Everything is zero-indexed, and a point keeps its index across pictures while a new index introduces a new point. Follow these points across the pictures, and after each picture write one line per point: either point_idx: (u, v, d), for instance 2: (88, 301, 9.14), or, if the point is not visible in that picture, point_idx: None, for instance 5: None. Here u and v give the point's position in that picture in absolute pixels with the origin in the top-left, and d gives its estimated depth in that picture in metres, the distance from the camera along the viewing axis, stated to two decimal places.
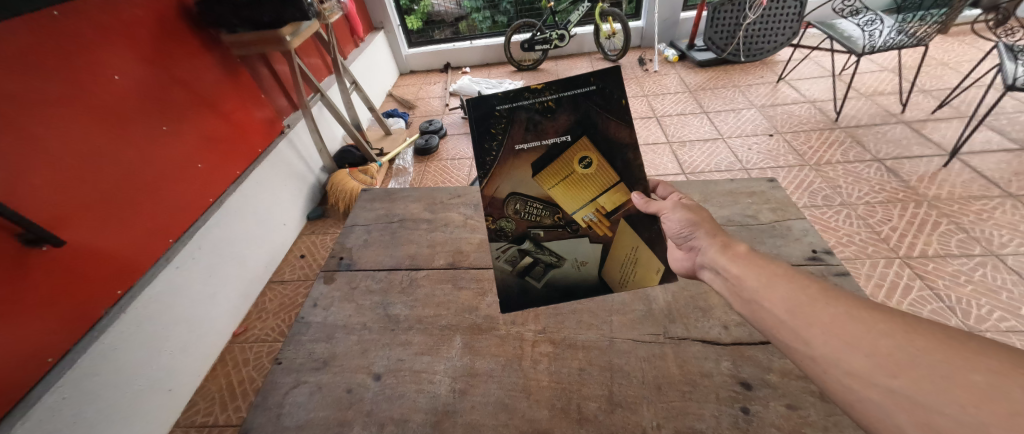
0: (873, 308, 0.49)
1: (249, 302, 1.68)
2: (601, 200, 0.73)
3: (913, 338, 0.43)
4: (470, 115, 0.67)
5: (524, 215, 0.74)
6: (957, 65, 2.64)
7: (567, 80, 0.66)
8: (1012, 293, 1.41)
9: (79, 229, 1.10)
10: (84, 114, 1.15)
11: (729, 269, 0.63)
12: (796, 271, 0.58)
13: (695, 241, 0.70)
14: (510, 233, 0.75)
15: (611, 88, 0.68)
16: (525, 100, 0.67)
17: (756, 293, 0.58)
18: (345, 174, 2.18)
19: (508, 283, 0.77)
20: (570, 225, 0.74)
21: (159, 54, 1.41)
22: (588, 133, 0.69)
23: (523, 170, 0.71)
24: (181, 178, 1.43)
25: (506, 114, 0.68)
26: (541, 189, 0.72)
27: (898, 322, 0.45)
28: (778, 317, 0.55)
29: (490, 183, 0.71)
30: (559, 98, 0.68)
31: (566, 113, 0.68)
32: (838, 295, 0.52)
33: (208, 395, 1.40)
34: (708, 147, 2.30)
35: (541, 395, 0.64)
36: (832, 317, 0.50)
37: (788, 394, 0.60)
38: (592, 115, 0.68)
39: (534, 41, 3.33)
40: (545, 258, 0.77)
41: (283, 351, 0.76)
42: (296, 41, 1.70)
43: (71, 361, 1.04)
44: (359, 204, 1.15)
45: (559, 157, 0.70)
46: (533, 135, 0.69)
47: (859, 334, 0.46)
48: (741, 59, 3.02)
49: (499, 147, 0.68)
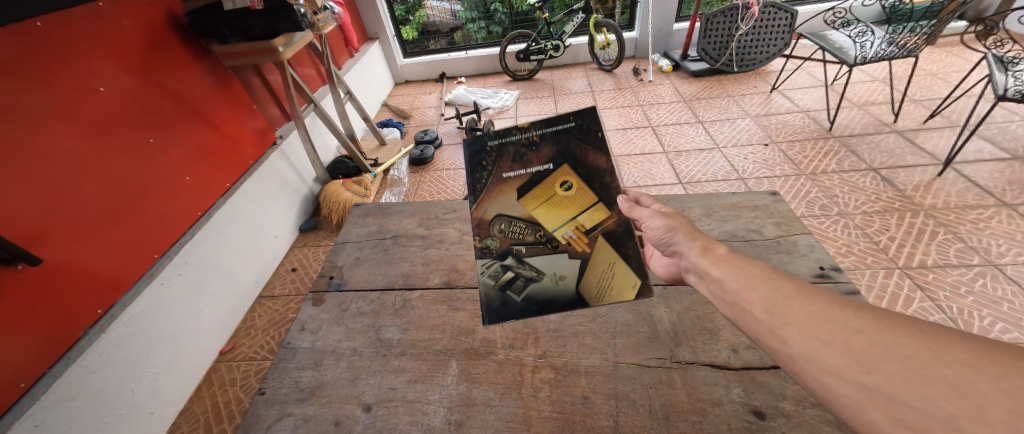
0: (845, 302, 0.46)
1: (237, 318, 1.62)
2: (580, 218, 0.71)
3: (885, 334, 0.41)
4: (462, 150, 0.68)
5: (508, 232, 0.72)
6: (945, 75, 2.68)
7: (547, 118, 0.66)
8: (1014, 304, 1.39)
9: (59, 246, 1.06)
10: (66, 126, 1.11)
11: (711, 272, 0.59)
12: (773, 270, 0.54)
13: (679, 246, 0.65)
14: (494, 250, 0.72)
15: (590, 122, 0.67)
16: (512, 135, 0.67)
17: (737, 294, 0.54)
18: (338, 185, 2.13)
19: (490, 297, 0.73)
20: (549, 242, 0.72)
21: (148, 65, 1.37)
22: (569, 161, 0.68)
23: (508, 194, 0.69)
24: (169, 192, 1.38)
25: (494, 147, 0.67)
26: (525, 210, 0.70)
27: (869, 316, 0.43)
28: (757, 318, 0.51)
29: (478, 206, 0.70)
30: (542, 132, 0.67)
31: (549, 145, 0.68)
32: (814, 292, 0.49)
33: (193, 417, 1.34)
34: (704, 157, 2.29)
35: (542, 427, 0.61)
36: (809, 316, 0.46)
37: (802, 424, 0.57)
38: (572, 146, 0.68)
39: (529, 52, 3.34)
40: (526, 272, 0.73)
41: (267, 379, 0.72)
42: (290, 51, 1.67)
43: (45, 386, 0.98)
44: (351, 219, 1.12)
45: (542, 183, 0.69)
46: (517, 163, 0.68)
47: (834, 331, 0.43)
48: (735, 69, 3.04)
49: (487, 177, 0.68)
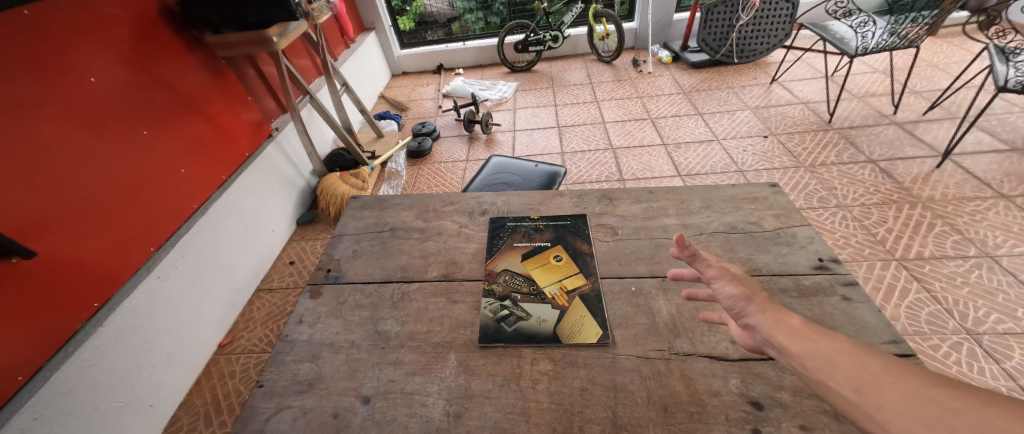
0: (946, 383, 0.40)
1: (235, 312, 1.62)
2: (566, 281, 0.82)
3: (994, 417, 0.35)
4: (489, 226, 1.00)
5: (510, 282, 0.84)
6: (946, 66, 2.67)
7: (553, 217, 1.01)
8: (1009, 295, 1.40)
9: (53, 239, 1.05)
10: (59, 118, 1.09)
11: (786, 347, 0.52)
12: (858, 345, 0.49)
13: (749, 319, 0.58)
14: (496, 294, 0.82)
15: (580, 223, 0.98)
16: (527, 223, 1.00)
17: (817, 373, 0.48)
18: (335, 178, 2.11)
19: (489, 325, 0.75)
20: (539, 294, 0.80)
21: (140, 55, 1.35)
22: (562, 244, 0.92)
23: (514, 257, 0.90)
24: (163, 185, 1.37)
25: (512, 227, 0.99)
26: (524, 268, 0.86)
27: (976, 399, 0.38)
28: (846, 399, 0.45)
29: (493, 261, 0.89)
30: (547, 224, 0.99)
31: (549, 231, 0.96)
32: (906, 370, 0.43)
33: (192, 409, 1.34)
34: (703, 149, 2.28)
35: (541, 418, 0.61)
36: (904, 398, 0.41)
37: (800, 414, 0.57)
38: (565, 236, 0.95)
39: (528, 43, 3.30)
40: (518, 311, 0.77)
41: (265, 372, 0.72)
42: (283, 42, 1.65)
43: (43, 379, 0.98)
44: (348, 212, 1.11)
45: (541, 253, 0.90)
46: (525, 238, 0.95)
47: (935, 414, 0.38)
48: (734, 60, 3.02)
49: (502, 243, 0.94)
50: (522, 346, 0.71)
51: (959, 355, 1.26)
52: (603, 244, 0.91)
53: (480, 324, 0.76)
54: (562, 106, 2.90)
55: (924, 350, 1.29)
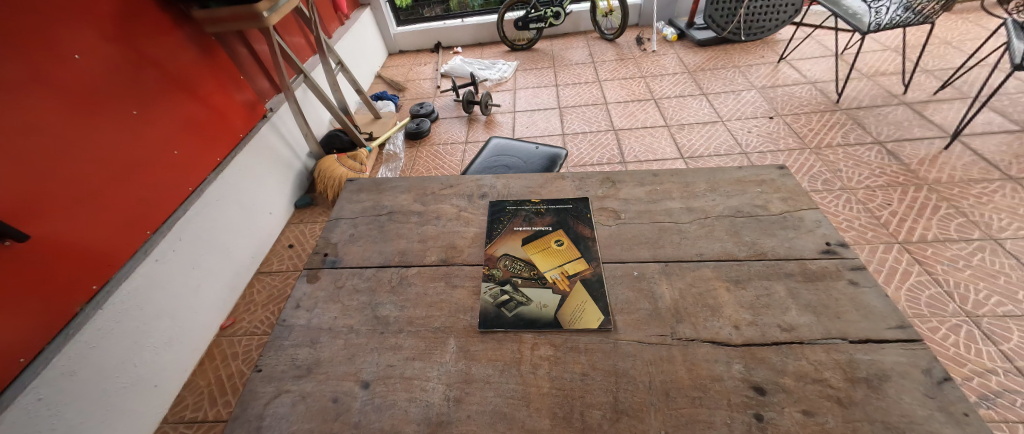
0: None
1: (235, 294, 1.62)
2: (567, 266, 0.81)
3: None
4: (489, 210, 0.98)
5: (511, 266, 0.82)
6: (959, 44, 2.59)
7: (554, 200, 0.99)
8: (1010, 277, 1.39)
9: (47, 222, 1.03)
10: (45, 97, 1.06)
11: None
12: None
13: None
14: (497, 278, 0.81)
15: (581, 207, 0.97)
16: (527, 206, 0.98)
17: None
18: (332, 160, 2.07)
19: (490, 312, 0.74)
20: (540, 279, 0.79)
21: (126, 32, 1.30)
22: (563, 229, 0.90)
23: (514, 242, 0.88)
24: (157, 167, 1.34)
25: (512, 210, 0.97)
26: (524, 253, 0.85)
27: None
28: None
29: (492, 246, 0.88)
30: (547, 208, 0.97)
31: (551, 215, 0.94)
32: None
33: (197, 389, 1.36)
34: (707, 130, 2.24)
35: (542, 403, 0.60)
36: None
37: (803, 399, 0.57)
38: (566, 219, 0.93)
39: (529, 19, 3.20)
40: (519, 296, 0.76)
41: (263, 357, 0.71)
42: (274, 17, 1.58)
43: (47, 360, 0.98)
44: (345, 196, 1.09)
45: (541, 237, 0.88)
46: (525, 222, 0.93)
47: None
48: (741, 38, 2.94)
49: (501, 227, 0.93)
50: (522, 331, 0.70)
51: (957, 337, 1.26)
52: (605, 229, 0.90)
53: (479, 312, 0.74)
54: (562, 86, 2.83)
55: (924, 333, 1.29)
